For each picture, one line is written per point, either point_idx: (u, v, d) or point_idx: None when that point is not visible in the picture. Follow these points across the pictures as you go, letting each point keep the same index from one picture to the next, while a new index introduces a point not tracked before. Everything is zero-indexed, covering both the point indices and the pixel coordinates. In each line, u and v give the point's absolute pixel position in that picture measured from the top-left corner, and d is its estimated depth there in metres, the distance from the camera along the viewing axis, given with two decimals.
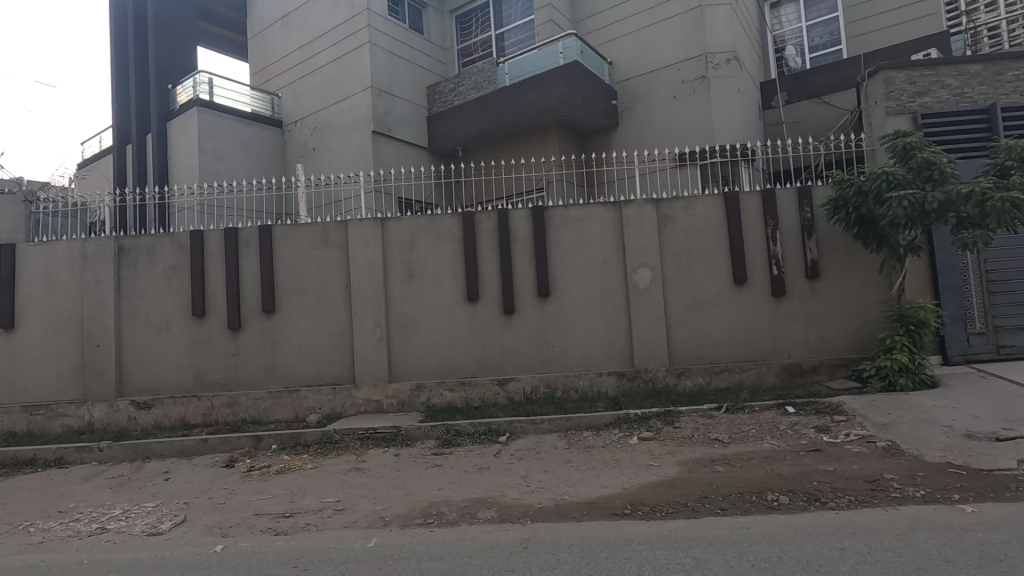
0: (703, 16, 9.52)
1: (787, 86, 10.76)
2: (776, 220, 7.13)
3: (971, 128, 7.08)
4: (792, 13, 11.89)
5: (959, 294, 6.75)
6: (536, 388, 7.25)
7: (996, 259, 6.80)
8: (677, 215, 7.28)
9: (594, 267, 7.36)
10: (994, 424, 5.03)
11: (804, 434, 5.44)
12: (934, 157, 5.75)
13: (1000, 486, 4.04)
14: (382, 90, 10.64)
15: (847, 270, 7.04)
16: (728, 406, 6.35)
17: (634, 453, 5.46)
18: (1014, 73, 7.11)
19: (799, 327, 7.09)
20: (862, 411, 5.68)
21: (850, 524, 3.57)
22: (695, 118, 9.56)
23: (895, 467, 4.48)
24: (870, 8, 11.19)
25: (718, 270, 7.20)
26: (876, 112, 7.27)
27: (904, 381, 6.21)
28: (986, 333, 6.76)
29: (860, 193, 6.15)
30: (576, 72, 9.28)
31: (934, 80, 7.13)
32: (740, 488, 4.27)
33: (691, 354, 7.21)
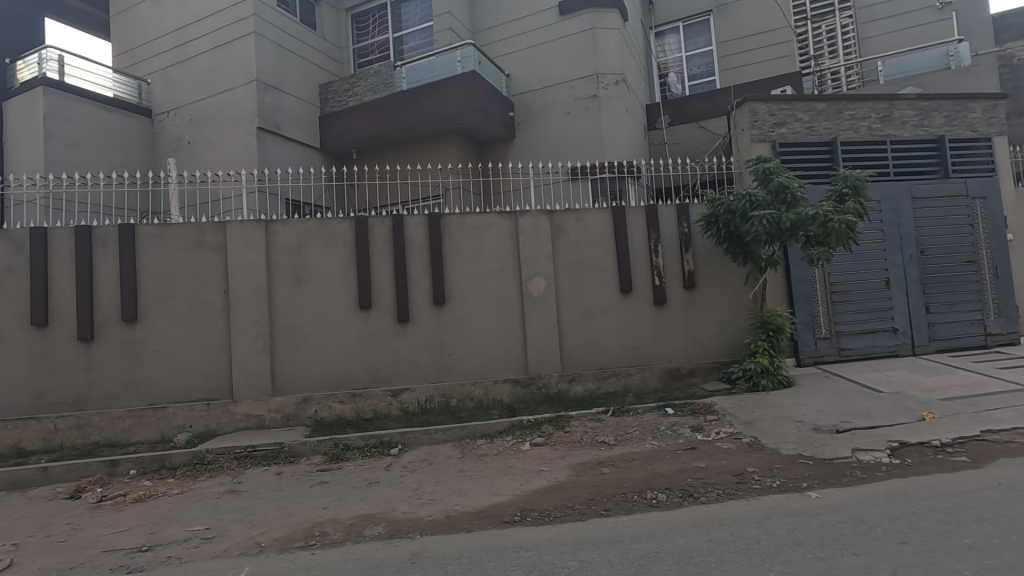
0: (595, 38, 10.04)
1: (669, 110, 11.63)
2: (658, 234, 7.63)
3: (817, 158, 8.08)
4: (674, 44, 12.96)
5: (809, 303, 7.68)
6: (431, 397, 7.15)
7: (838, 273, 7.79)
8: (570, 226, 7.56)
9: (491, 275, 7.42)
10: (835, 417, 5.73)
11: (681, 433, 5.85)
12: (788, 182, 6.47)
13: (839, 473, 4.60)
14: (269, 84, 10.01)
15: (718, 281, 7.70)
16: (615, 409, 6.67)
17: (526, 459, 5.55)
18: (851, 112, 8.21)
19: (678, 333, 7.63)
20: (730, 411, 6.23)
21: (718, 516, 3.87)
22: (587, 134, 10.02)
23: (757, 460, 4.94)
24: (739, 43, 12.21)
25: (607, 280, 7.56)
26: (743, 138, 8.08)
27: (765, 382, 6.88)
28: (831, 337, 7.72)
29: (729, 212, 6.78)
30: (474, 81, 9.36)
31: (789, 113, 8.06)
32: (623, 488, 4.49)
33: (582, 360, 7.49)
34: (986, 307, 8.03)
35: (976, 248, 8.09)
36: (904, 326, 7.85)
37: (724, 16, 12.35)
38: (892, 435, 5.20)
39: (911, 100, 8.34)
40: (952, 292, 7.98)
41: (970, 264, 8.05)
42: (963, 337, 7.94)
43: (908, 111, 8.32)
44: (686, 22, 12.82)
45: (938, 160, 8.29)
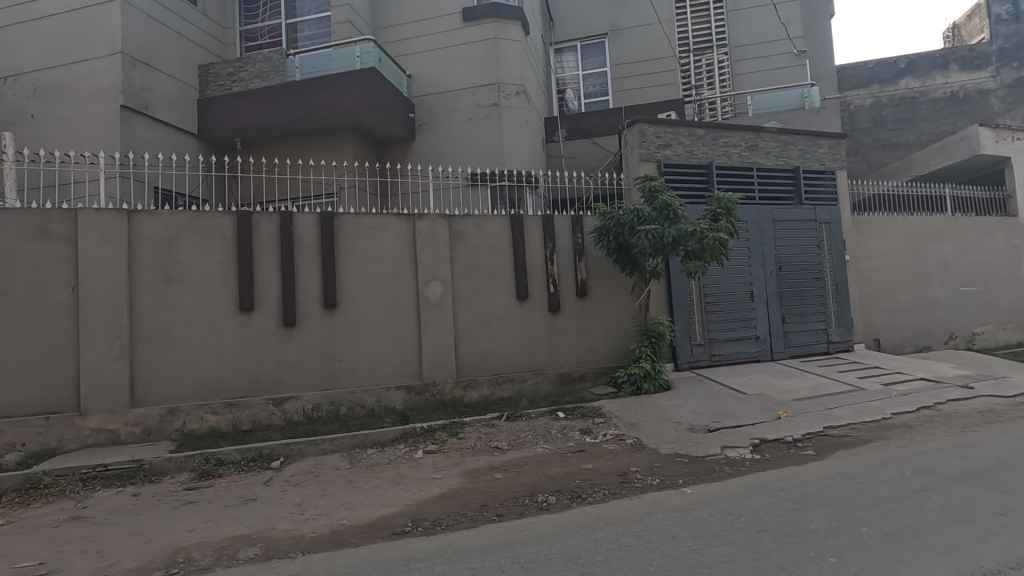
0: (498, 48, 10.19)
1: (566, 124, 12.08)
2: (554, 242, 7.87)
3: (696, 180, 8.80)
4: (571, 61, 13.48)
5: (686, 312, 8.33)
6: (318, 406, 6.79)
7: (712, 285, 8.53)
8: (469, 232, 7.56)
9: (386, 278, 7.20)
10: (707, 418, 6.25)
11: (571, 436, 6.06)
12: (671, 200, 6.96)
13: (710, 469, 5.01)
14: (138, 59, 8.97)
15: (608, 289, 8.10)
16: (508, 414, 6.74)
17: (419, 467, 5.43)
18: (725, 140, 9.04)
19: (570, 340, 7.90)
20: (615, 414, 6.56)
21: (604, 516, 4.03)
22: (487, 141, 10.11)
23: (639, 460, 5.24)
24: (631, 68, 13.02)
25: (504, 286, 7.66)
26: (632, 156, 8.61)
27: (647, 386, 7.33)
28: (705, 344, 8.43)
29: (619, 225, 7.18)
30: (374, 79, 9.05)
31: (673, 137, 8.71)
32: (515, 492, 4.54)
33: (478, 365, 7.50)
34: (829, 318, 9.21)
35: (821, 267, 9.26)
36: (765, 334, 8.77)
37: (618, 41, 13.12)
38: (753, 433, 5.77)
39: (773, 133, 9.37)
40: (803, 305, 9.05)
41: (817, 280, 9.19)
42: (811, 344, 9.03)
43: (771, 143, 9.34)
44: (583, 42, 13.43)
45: (794, 188, 9.38)
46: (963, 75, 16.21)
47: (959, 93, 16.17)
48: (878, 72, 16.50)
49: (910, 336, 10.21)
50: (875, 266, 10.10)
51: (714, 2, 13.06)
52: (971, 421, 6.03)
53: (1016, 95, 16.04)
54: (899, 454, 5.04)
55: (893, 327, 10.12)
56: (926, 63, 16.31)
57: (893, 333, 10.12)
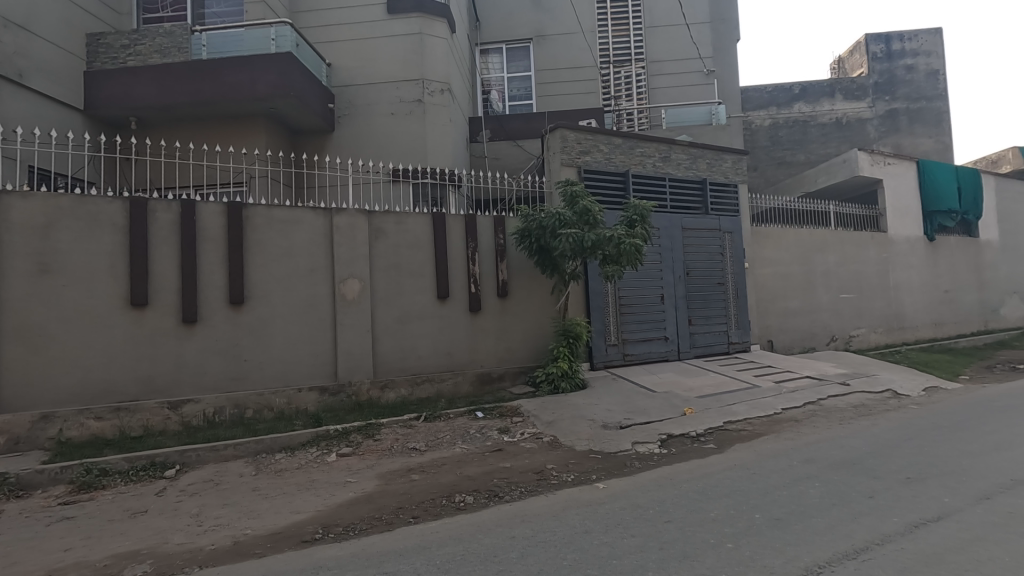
0: (423, 44, 10.05)
1: (490, 125, 12.13)
2: (476, 242, 7.88)
3: (613, 187, 9.15)
4: (496, 63, 13.54)
5: (602, 313, 8.63)
6: (221, 409, 6.35)
7: (627, 288, 8.90)
8: (389, 229, 7.39)
9: (300, 274, 6.87)
10: (620, 415, 6.51)
11: (489, 435, 6.09)
12: (590, 205, 7.18)
13: (621, 464, 5.22)
14: (10, 20, 7.92)
15: (528, 290, 8.23)
16: (427, 415, 6.66)
17: (331, 471, 5.23)
18: (640, 150, 9.47)
19: (490, 340, 7.94)
20: (533, 412, 6.67)
21: (520, 513, 4.07)
22: (411, 137, 9.94)
23: (555, 457, 5.37)
24: (554, 74, 13.31)
25: (425, 285, 7.55)
26: (554, 161, 8.80)
27: (565, 384, 7.52)
28: (618, 344, 8.78)
29: (540, 227, 7.32)
30: (291, 65, 8.62)
31: (593, 144, 9.00)
32: (432, 493, 4.49)
33: (396, 365, 7.34)
34: (730, 320, 9.91)
35: (724, 273, 9.95)
36: (673, 335, 9.28)
37: (543, 47, 13.36)
38: (661, 429, 6.09)
39: (684, 146, 9.94)
40: (708, 308, 9.67)
41: (720, 285, 9.87)
42: (714, 345, 9.68)
43: (682, 155, 9.91)
44: (509, 45, 13.54)
45: (702, 199, 10.01)
46: (846, 104, 18.05)
47: (842, 120, 17.98)
48: (776, 96, 17.98)
49: (798, 338, 11.21)
50: (771, 273, 11.00)
51: (634, 18, 13.65)
52: (847, 414, 6.72)
53: (888, 125, 18.10)
54: (787, 445, 5.51)
55: (784, 329, 11.06)
56: (816, 90, 17.99)
57: (785, 335, 11.06)
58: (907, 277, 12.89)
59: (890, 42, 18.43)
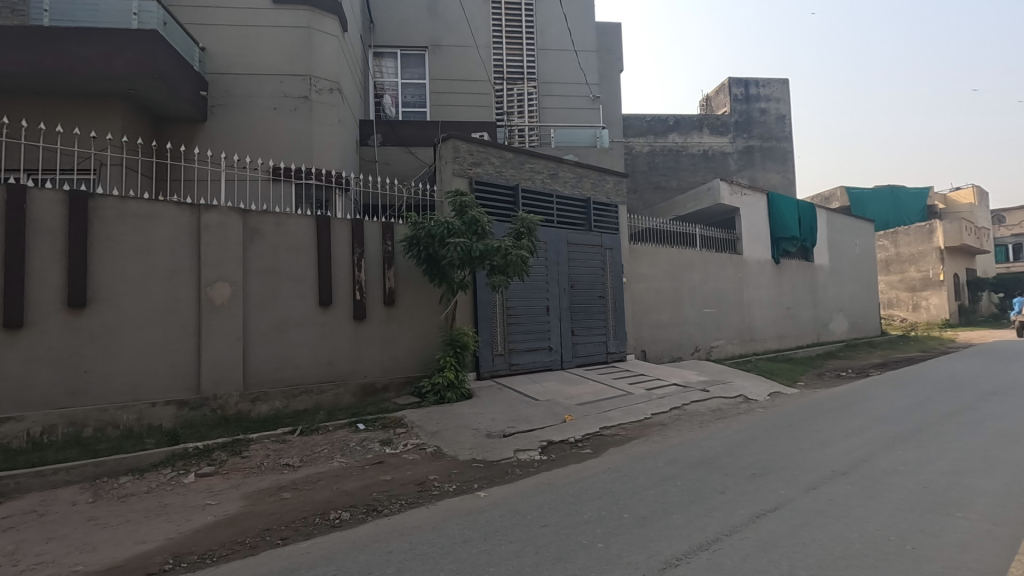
0: (311, 39, 9.60)
1: (381, 130, 11.86)
2: (362, 248, 7.64)
3: (503, 200, 9.34)
4: (390, 67, 13.29)
5: (489, 323, 8.75)
6: (52, 428, 5.51)
7: (514, 299, 9.09)
8: (267, 230, 6.92)
9: (158, 275, 6.19)
10: (503, 424, 6.62)
11: (370, 448, 5.89)
12: (479, 216, 7.27)
13: (503, 472, 5.29)
14: None
15: (416, 299, 8.11)
16: (303, 428, 6.28)
17: (189, 493, 4.74)
18: (530, 166, 9.79)
19: (375, 349, 7.70)
20: (417, 423, 6.56)
21: (399, 527, 3.97)
22: (295, 135, 9.42)
23: (438, 468, 5.32)
24: (449, 84, 13.34)
25: (305, 291, 7.15)
26: (445, 170, 8.81)
27: (451, 394, 7.48)
28: (505, 354, 8.93)
29: (429, 236, 7.28)
30: (156, 44, 7.80)
31: (484, 157, 9.15)
32: (304, 512, 4.23)
33: (270, 376, 6.85)
34: (609, 331, 10.51)
35: (604, 287, 10.55)
36: (557, 345, 9.63)
37: (438, 56, 13.37)
38: (542, 436, 6.30)
39: (570, 165, 10.45)
40: (589, 320, 10.18)
41: (600, 298, 10.44)
42: (594, 355, 10.20)
43: (569, 174, 10.40)
44: (403, 51, 13.38)
45: (585, 216, 10.56)
46: (712, 138, 20.08)
47: (708, 152, 19.96)
48: (653, 126, 19.53)
49: (668, 348, 12.17)
50: (645, 288, 11.86)
51: (527, 39, 14.14)
52: (706, 418, 7.42)
53: (745, 159, 20.40)
54: (655, 448, 5.95)
55: (656, 340, 11.95)
56: (687, 124, 19.82)
57: (656, 345, 11.96)
58: (758, 295, 14.56)
59: (748, 86, 20.84)
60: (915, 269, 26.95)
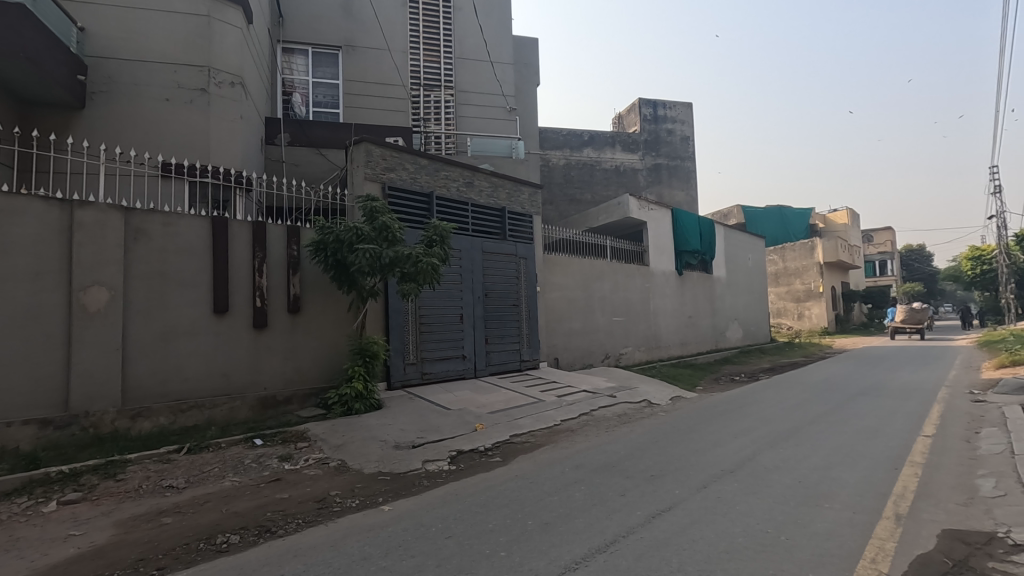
0: (210, 28, 9.00)
1: (290, 129, 11.32)
2: (264, 253, 7.22)
3: (417, 207, 9.22)
4: (301, 65, 12.74)
5: (400, 332, 8.57)
6: None
7: (427, 307, 8.97)
8: (153, 230, 6.38)
9: (18, 278, 5.49)
10: (412, 434, 6.50)
11: (267, 465, 5.55)
12: (390, 222, 7.11)
13: (410, 484, 5.17)
14: None
15: (322, 307, 7.76)
16: (191, 447, 5.81)
17: (49, 524, 4.21)
18: (445, 173, 9.75)
19: (277, 359, 7.28)
20: (321, 436, 6.28)
21: (294, 548, 3.75)
22: (189, 129, 8.76)
23: (340, 483, 5.10)
24: (363, 87, 13.01)
25: (197, 297, 6.64)
26: (357, 174, 8.56)
27: (359, 406, 7.22)
28: (417, 363, 8.78)
29: (337, 241, 7.03)
30: (22, 20, 6.89)
31: (398, 162, 8.99)
32: (186, 539, 3.88)
33: (154, 391, 6.28)
34: (522, 340, 10.65)
35: (518, 295, 10.68)
36: (470, 353, 9.61)
37: (352, 57, 13.01)
38: (451, 446, 6.26)
39: (486, 174, 10.52)
40: (502, 328, 10.26)
41: (514, 306, 10.56)
42: (507, 363, 10.28)
43: (484, 183, 10.47)
44: (315, 49, 12.88)
45: (500, 226, 10.67)
46: (623, 154, 21.03)
47: (620, 168, 20.88)
48: (569, 140, 20.16)
49: (579, 356, 12.53)
50: (558, 297, 12.16)
51: (444, 46, 14.11)
52: (612, 423, 7.70)
53: (653, 176, 21.58)
54: (562, 454, 6.09)
55: (568, 347, 12.27)
56: (601, 140, 20.64)
57: (568, 353, 12.27)
58: (663, 304, 15.37)
59: (656, 107, 22.09)
60: (800, 281, 29.64)
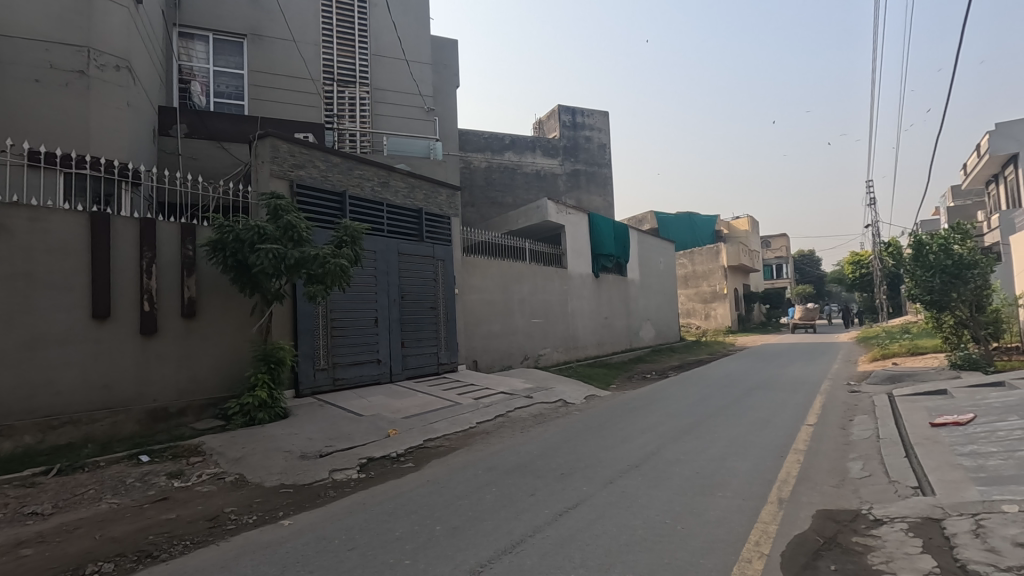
0: (90, 5, 8.16)
1: (186, 119, 10.47)
2: (153, 253, 6.64)
3: (328, 206, 8.87)
4: (201, 52, 11.82)
5: (310, 336, 8.20)
6: None
7: (339, 310, 8.65)
8: (17, 227, 5.70)
9: None
10: (320, 443, 6.22)
11: (153, 483, 5.10)
12: (296, 221, 6.79)
13: (314, 495, 4.93)
14: None
15: (222, 311, 7.26)
16: (62, 468, 5.23)
17: None
18: (358, 172, 9.46)
19: (169, 367, 6.73)
20: (217, 450, 5.87)
21: (178, 572, 3.46)
22: (65, 115, 7.91)
23: (236, 499, 4.78)
24: (271, 79, 12.36)
25: (72, 301, 6.00)
26: (262, 170, 8.10)
27: (262, 415, 6.81)
28: (328, 369, 8.43)
29: (237, 240, 6.61)
30: None
31: (308, 159, 8.62)
32: (47, 572, 3.47)
33: (17, 407, 5.60)
34: (440, 342, 10.54)
35: (436, 297, 10.57)
36: (385, 357, 9.38)
37: (259, 47, 12.31)
38: (362, 453, 6.07)
39: (402, 174, 10.33)
40: (419, 331, 10.10)
41: (431, 309, 10.43)
42: (424, 366, 10.12)
43: (401, 183, 10.28)
44: (217, 35, 12.01)
45: (418, 226, 10.51)
46: (544, 159, 21.44)
47: (541, 172, 21.26)
48: (490, 143, 20.25)
49: (498, 358, 12.59)
50: (477, 299, 12.16)
51: (359, 41, 13.72)
52: (527, 423, 7.79)
53: (572, 181, 22.17)
54: (476, 456, 6.07)
55: (487, 349, 12.29)
56: (522, 144, 20.92)
57: (487, 355, 12.29)
58: (580, 306, 15.80)
59: (574, 114, 22.74)
60: (706, 283, 31.56)
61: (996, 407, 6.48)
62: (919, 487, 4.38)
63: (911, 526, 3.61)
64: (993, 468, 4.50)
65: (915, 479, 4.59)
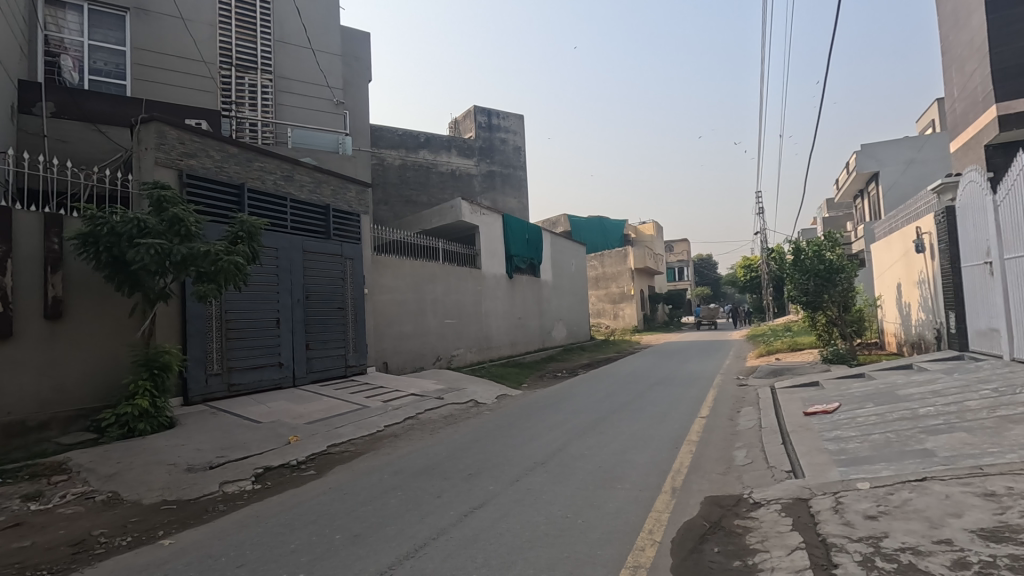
0: None
1: (54, 97, 9.37)
2: (8, 246, 5.84)
3: (223, 199, 8.26)
4: (74, 23, 10.48)
5: (201, 339, 7.59)
6: None
7: (234, 310, 8.09)
8: None
9: None
10: (211, 454, 5.78)
11: (5, 508, 4.49)
12: (183, 214, 6.24)
13: (201, 511, 4.56)
14: None
15: (95, 312, 6.53)
16: None
17: None
18: (259, 164, 8.89)
19: (26, 376, 5.95)
20: (87, 466, 5.27)
21: None
22: None
23: (108, 519, 4.32)
24: (158, 58, 11.31)
25: None
26: (146, 158, 7.37)
27: (143, 426, 6.19)
28: (221, 373, 7.85)
29: (113, 234, 5.98)
30: None
31: (200, 147, 7.98)
32: None
33: None
34: (348, 344, 10.15)
35: (344, 297, 10.17)
36: (288, 360, 8.89)
37: (144, 22, 11.23)
38: (257, 462, 5.71)
39: (308, 168, 9.86)
40: (326, 332, 9.68)
41: (339, 309, 10.03)
42: (331, 368, 9.71)
43: (306, 178, 9.80)
44: (93, 6, 10.73)
45: (324, 223, 10.07)
46: (459, 159, 21.37)
47: (456, 172, 21.18)
48: (405, 140, 19.86)
49: (410, 359, 12.35)
50: (388, 299, 11.86)
51: (261, 27, 13.01)
52: (437, 425, 7.71)
53: (487, 182, 22.29)
54: (383, 460, 5.92)
55: (398, 350, 12.03)
56: (437, 142, 20.72)
57: (398, 356, 12.03)
58: (493, 306, 15.88)
59: (490, 116, 22.90)
60: (615, 284, 32.91)
61: (856, 396, 7.29)
62: (793, 470, 4.83)
63: (784, 507, 3.96)
64: (851, 450, 5.07)
65: (789, 464, 5.06)
